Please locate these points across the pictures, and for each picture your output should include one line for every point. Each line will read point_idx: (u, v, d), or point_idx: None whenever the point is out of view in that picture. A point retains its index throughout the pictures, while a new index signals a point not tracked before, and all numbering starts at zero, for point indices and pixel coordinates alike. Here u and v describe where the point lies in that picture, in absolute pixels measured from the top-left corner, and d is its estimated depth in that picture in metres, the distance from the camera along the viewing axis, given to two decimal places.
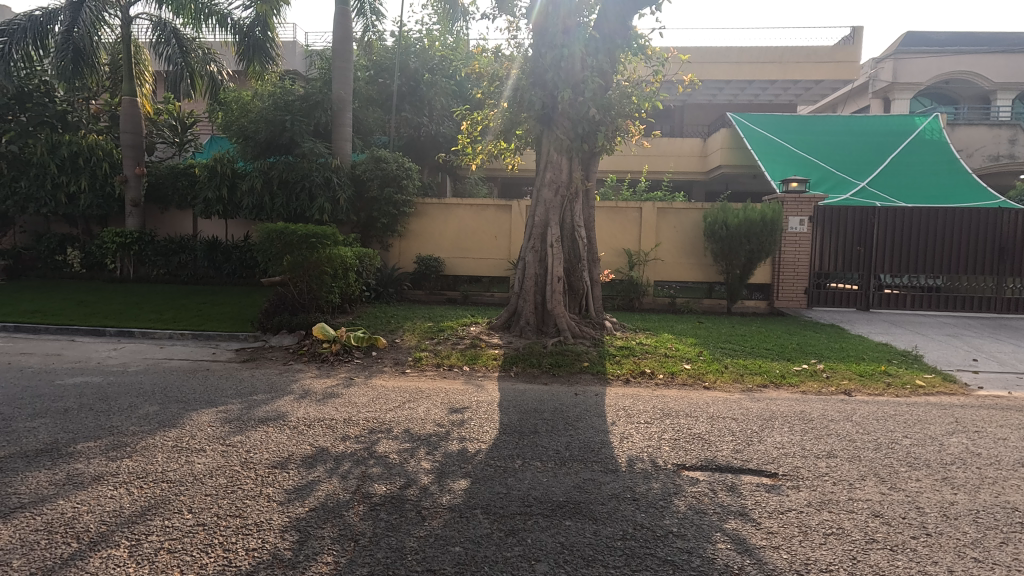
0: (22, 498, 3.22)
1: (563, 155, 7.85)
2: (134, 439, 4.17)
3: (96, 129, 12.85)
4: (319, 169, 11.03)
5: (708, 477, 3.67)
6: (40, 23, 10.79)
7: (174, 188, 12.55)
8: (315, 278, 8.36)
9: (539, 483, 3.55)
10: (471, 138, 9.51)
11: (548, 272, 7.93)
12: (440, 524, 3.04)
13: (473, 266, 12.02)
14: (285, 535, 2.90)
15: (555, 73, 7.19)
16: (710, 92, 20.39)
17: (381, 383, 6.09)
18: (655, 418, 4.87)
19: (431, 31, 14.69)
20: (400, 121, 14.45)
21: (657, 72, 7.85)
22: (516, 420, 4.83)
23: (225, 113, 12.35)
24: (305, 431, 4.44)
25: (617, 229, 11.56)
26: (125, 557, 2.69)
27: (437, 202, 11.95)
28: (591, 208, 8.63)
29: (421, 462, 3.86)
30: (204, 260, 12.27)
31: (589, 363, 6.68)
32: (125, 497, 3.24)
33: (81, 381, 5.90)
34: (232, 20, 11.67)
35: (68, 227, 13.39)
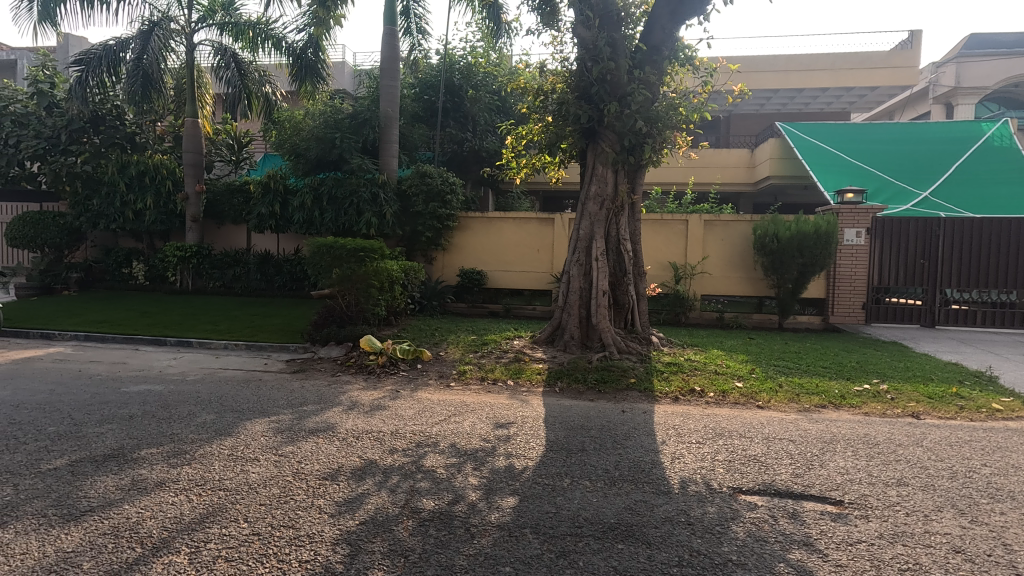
0: (92, 501, 3.36)
1: (609, 168, 7.78)
2: (193, 446, 4.32)
3: (161, 150, 13.66)
4: (366, 185, 11.35)
5: (767, 502, 3.49)
6: (113, 51, 11.52)
7: (230, 204, 13.12)
8: (362, 291, 8.53)
9: (589, 504, 3.46)
10: (514, 152, 9.56)
11: (593, 286, 7.83)
12: (489, 543, 3.00)
13: (515, 279, 12.01)
14: (336, 548, 2.91)
15: (601, 87, 7.22)
16: (758, 101, 19.93)
17: (426, 396, 6.11)
18: (708, 439, 4.69)
19: (475, 48, 14.96)
20: (444, 137, 14.72)
21: (706, 82, 7.78)
22: (563, 437, 4.74)
23: (279, 131, 12.81)
24: (354, 443, 4.49)
25: (662, 242, 11.35)
26: (186, 564, 2.76)
27: (480, 216, 12.05)
28: (637, 221, 8.46)
29: (468, 478, 3.83)
30: (257, 273, 12.73)
31: (636, 380, 6.52)
32: (185, 504, 3.33)
33: (144, 388, 6.17)
34: (286, 42, 12.20)
35: (133, 242, 14.17)
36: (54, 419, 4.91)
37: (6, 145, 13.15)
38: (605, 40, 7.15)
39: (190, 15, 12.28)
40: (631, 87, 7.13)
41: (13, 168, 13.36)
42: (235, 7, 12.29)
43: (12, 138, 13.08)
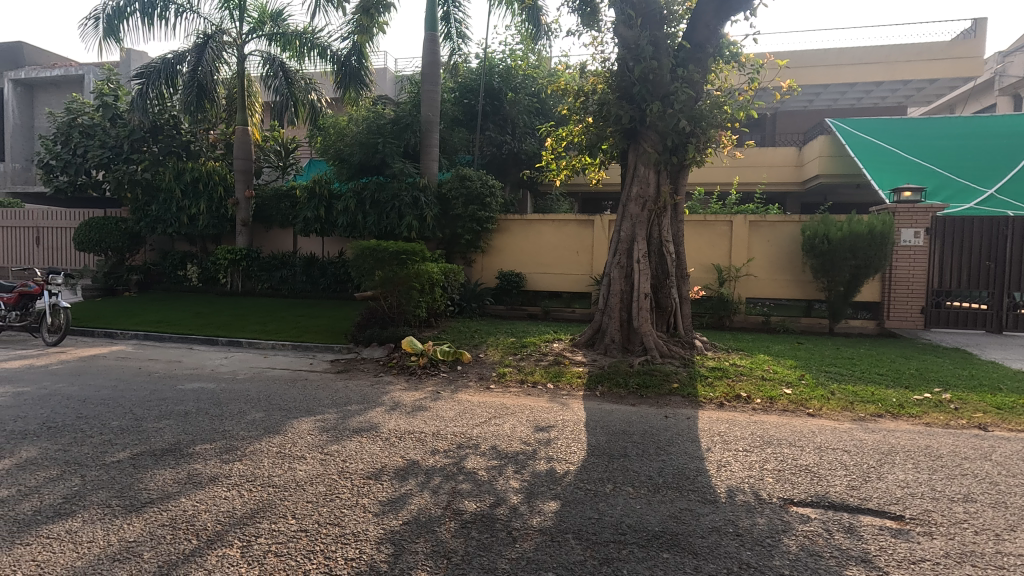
0: (152, 493, 3.52)
1: (651, 169, 7.66)
2: (244, 443, 4.48)
3: (213, 157, 14.43)
4: (408, 189, 11.53)
5: (821, 515, 3.34)
6: (171, 64, 12.10)
7: (277, 208, 13.56)
8: (403, 294, 8.66)
9: (632, 510, 3.39)
10: (554, 154, 9.54)
11: (634, 289, 7.71)
12: (531, 547, 2.98)
13: (554, 282, 11.96)
14: (381, 547, 2.95)
15: (643, 87, 7.11)
16: (806, 97, 19.25)
17: (467, 398, 6.14)
18: (755, 446, 4.55)
19: (514, 51, 15.02)
20: (484, 139, 14.82)
21: (752, 79, 7.56)
22: (604, 442, 4.67)
23: (324, 137, 13.15)
24: (396, 443, 4.55)
25: (706, 244, 11.09)
26: (238, 558, 2.84)
27: (519, 218, 12.06)
28: (680, 222, 8.30)
29: (510, 481, 3.82)
30: (303, 275, 13.11)
31: (679, 385, 6.37)
32: (236, 499, 3.45)
33: (198, 386, 6.44)
34: (331, 51, 12.56)
35: (188, 245, 14.84)
36: (117, 414, 5.17)
37: (74, 154, 14.02)
38: (647, 39, 7.04)
39: (241, 27, 12.76)
40: (674, 86, 7.00)
41: (80, 176, 14.21)
42: (283, 18, 12.73)
43: (80, 149, 13.95)
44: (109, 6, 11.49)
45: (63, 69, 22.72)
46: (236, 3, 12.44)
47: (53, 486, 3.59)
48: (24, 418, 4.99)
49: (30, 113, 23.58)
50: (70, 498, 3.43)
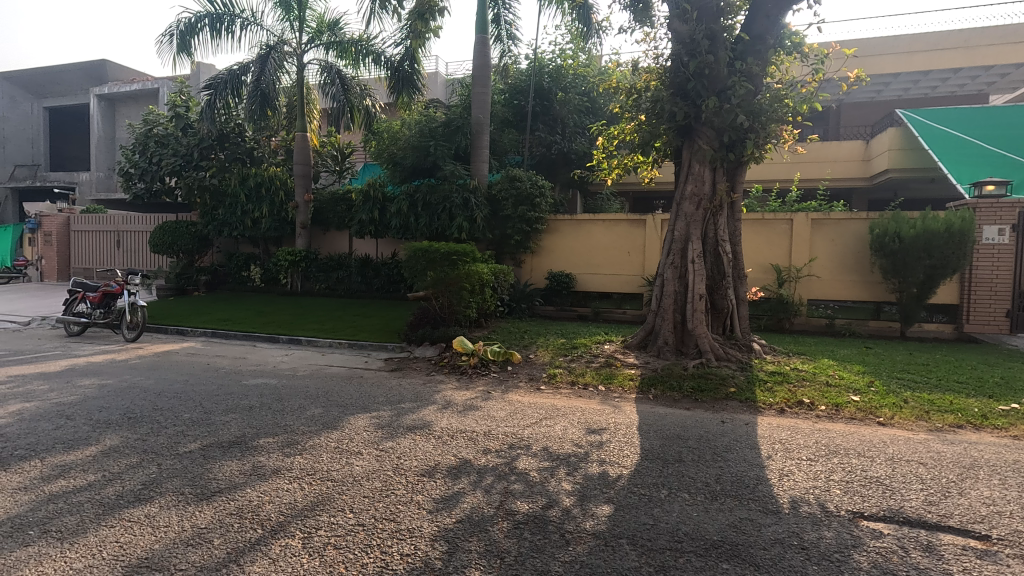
0: (221, 483, 3.71)
1: (706, 166, 7.44)
2: (304, 437, 4.65)
3: (275, 162, 15.03)
4: (459, 191, 11.67)
5: (895, 531, 3.14)
6: (236, 75, 12.73)
7: (334, 212, 14.03)
8: (455, 294, 8.76)
9: (689, 518, 3.30)
10: (605, 153, 9.43)
11: (689, 290, 7.52)
12: (585, 551, 2.94)
13: (605, 282, 11.81)
14: (435, 544, 2.99)
15: (699, 82, 6.93)
16: (875, 88, 18.22)
17: (517, 398, 6.15)
18: (820, 456, 4.32)
19: (564, 51, 14.98)
20: (534, 140, 14.82)
21: (816, 70, 7.20)
22: (659, 446, 4.56)
23: (378, 141, 13.51)
24: (449, 441, 4.61)
25: (764, 243, 10.68)
26: (300, 548, 2.95)
27: (569, 218, 11.99)
28: (737, 221, 8.01)
29: (562, 483, 3.79)
30: (357, 276, 13.50)
31: (737, 390, 6.15)
32: (298, 492, 3.58)
33: (261, 382, 6.74)
34: (385, 57, 12.92)
35: (251, 247, 15.57)
36: (188, 407, 5.48)
37: (150, 163, 14.99)
38: (702, 32, 6.87)
39: (301, 37, 13.28)
40: (731, 80, 6.77)
41: (155, 183, 15.19)
42: (340, 27, 13.17)
43: (155, 157, 14.90)
44: (182, 23, 12.19)
45: (140, 83, 24.33)
46: (296, 14, 12.95)
47: (133, 473, 3.83)
48: (107, 408, 5.37)
49: (111, 125, 25.40)
50: (147, 485, 3.65)
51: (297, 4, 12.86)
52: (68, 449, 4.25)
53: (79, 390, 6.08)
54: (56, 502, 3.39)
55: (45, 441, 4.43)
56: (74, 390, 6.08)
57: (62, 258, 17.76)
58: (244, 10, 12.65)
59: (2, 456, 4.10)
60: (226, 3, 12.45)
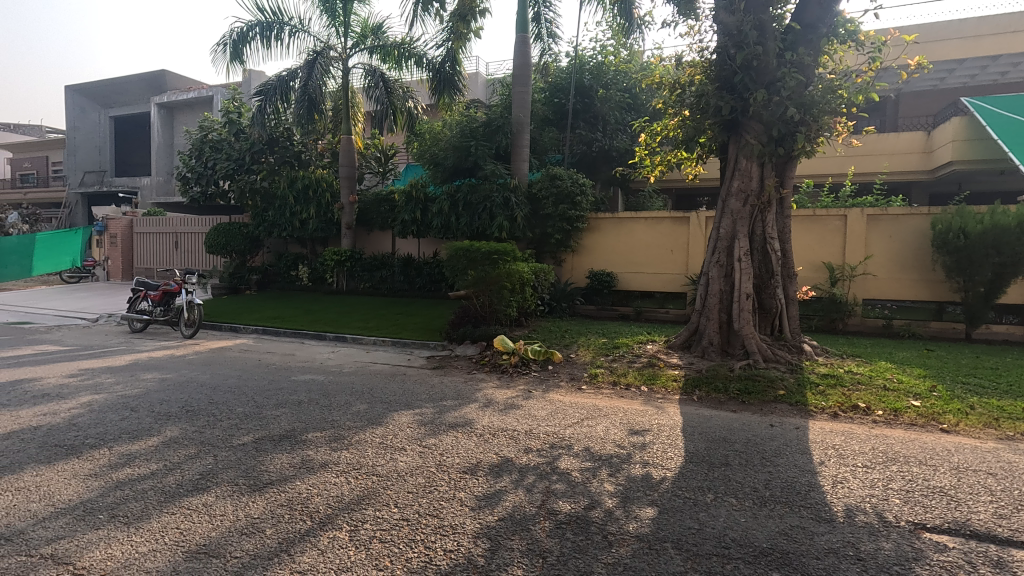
0: (273, 475, 3.85)
1: (754, 161, 7.22)
2: (351, 432, 4.77)
3: (322, 165, 15.47)
4: (499, 190, 11.70)
5: (961, 545, 2.96)
6: (285, 81, 13.16)
7: (377, 212, 14.34)
8: (495, 293, 8.80)
9: (737, 524, 3.20)
10: (647, 149, 9.27)
11: (735, 289, 7.31)
12: (628, 553, 2.90)
13: (647, 281, 11.64)
14: (478, 541, 3.01)
15: (746, 75, 6.73)
16: (937, 76, 17.24)
17: (558, 397, 6.13)
18: (877, 463, 4.13)
19: (606, 47, 14.82)
20: (574, 138, 14.73)
21: (873, 58, 6.85)
22: (704, 449, 4.46)
23: (420, 143, 13.70)
24: (491, 439, 4.64)
25: (816, 241, 10.27)
26: (347, 540, 3.02)
27: (610, 217, 11.87)
28: (787, 217, 7.73)
29: (604, 484, 3.75)
30: (400, 275, 13.74)
31: (786, 393, 5.94)
32: (344, 486, 3.68)
33: (309, 378, 6.96)
34: (427, 59, 13.11)
35: (299, 248, 16.08)
36: (241, 401, 5.71)
37: (205, 167, 15.69)
38: (750, 23, 6.65)
39: (346, 42, 13.62)
40: (781, 71, 6.53)
41: (210, 187, 15.89)
42: (383, 31, 13.44)
43: (210, 162, 15.59)
44: (235, 32, 12.70)
45: (196, 91, 25.48)
46: (342, 20, 13.30)
47: (191, 463, 4.02)
48: (167, 401, 5.66)
49: (170, 131, 26.70)
50: (203, 475, 3.82)
51: (342, 10, 13.19)
52: (132, 439, 4.50)
53: (142, 384, 6.43)
54: (123, 488, 3.59)
55: (113, 431, 4.70)
56: (138, 384, 6.43)
57: (125, 259, 18.83)
58: (292, 17, 13.07)
59: (74, 444, 4.37)
60: (276, 12, 12.89)
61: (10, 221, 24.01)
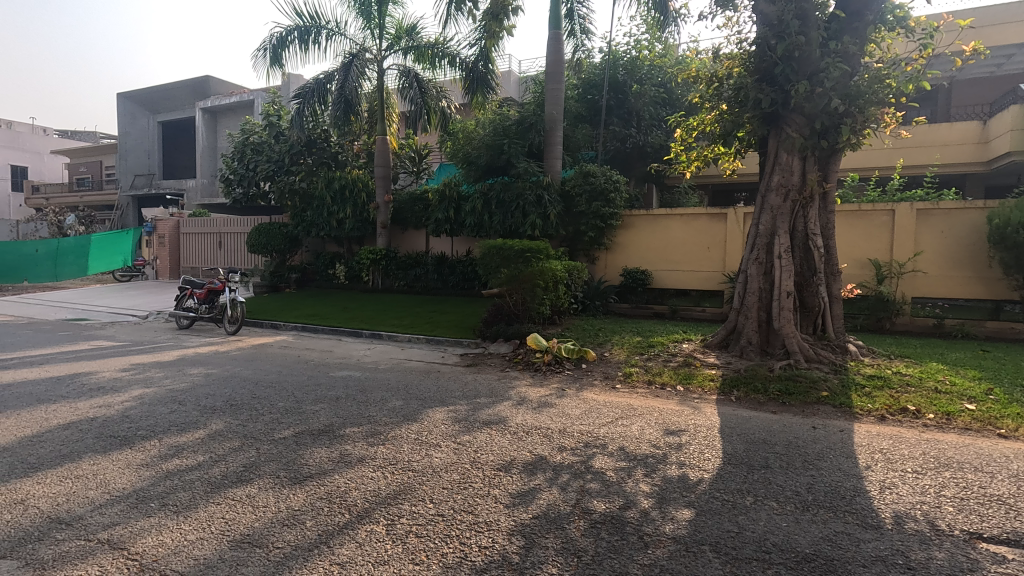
0: (312, 468, 3.96)
1: (795, 155, 7.00)
2: (387, 428, 4.85)
3: (358, 165, 15.76)
4: (532, 188, 11.67)
5: (1021, 557, 2.81)
6: (322, 83, 13.45)
7: (412, 211, 14.53)
8: (528, 291, 8.79)
9: (777, 528, 3.12)
10: (683, 145, 9.11)
11: (775, 287, 7.11)
12: (664, 555, 2.86)
13: (683, 279, 11.44)
14: (513, 539, 3.02)
15: (787, 66, 6.52)
16: (994, 63, 16.34)
17: (592, 396, 6.09)
18: (927, 468, 3.95)
19: (640, 41, 14.61)
20: (608, 134, 14.58)
21: (925, 45, 6.53)
22: (743, 451, 4.36)
23: (454, 142, 13.81)
24: (524, 437, 4.64)
25: (861, 237, 9.89)
26: (384, 534, 3.08)
27: (645, 213, 11.70)
28: (830, 212, 7.47)
29: (640, 484, 3.71)
30: (434, 273, 13.88)
31: (830, 394, 5.74)
32: (381, 480, 3.74)
33: (346, 374, 7.10)
34: (460, 59, 13.19)
35: (336, 247, 16.42)
36: (282, 396, 5.87)
37: (247, 169, 16.20)
38: (791, 12, 6.46)
39: (381, 44, 13.83)
40: (825, 62, 6.30)
41: (251, 188, 16.39)
42: (417, 31, 13.58)
43: (252, 164, 16.08)
44: (274, 37, 13.04)
45: (238, 96, 26.27)
46: (377, 22, 13.49)
47: (235, 455, 4.16)
48: (213, 395, 5.87)
49: (214, 135, 27.63)
50: (247, 467, 3.95)
51: (377, 12, 13.39)
52: (180, 432, 4.68)
53: (189, 378, 6.69)
54: (172, 478, 3.75)
55: (163, 423, 4.91)
56: (185, 378, 6.69)
57: (173, 258, 19.62)
58: (329, 21, 13.34)
59: (127, 435, 4.58)
60: (314, 16, 13.19)
61: (68, 223, 25.33)
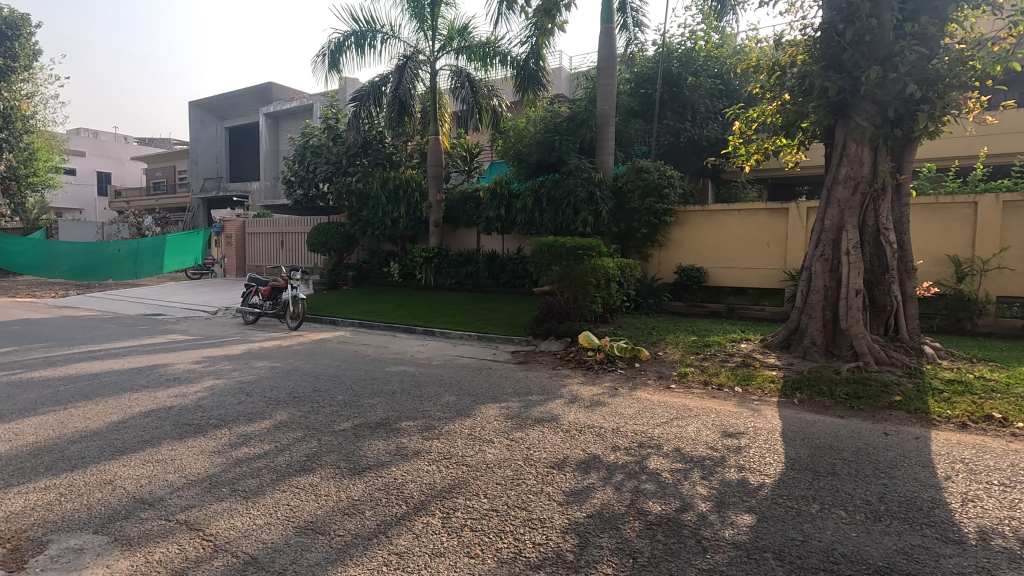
0: (371, 459, 4.08)
1: (865, 145, 6.63)
2: (440, 422, 4.94)
3: (411, 165, 16.12)
4: (583, 185, 11.55)
5: None
6: (377, 86, 13.81)
7: (463, 210, 14.72)
8: (580, 289, 8.71)
9: (846, 538, 2.97)
10: (742, 137, 8.79)
11: (843, 285, 6.75)
12: (724, 561, 2.78)
13: (741, 277, 11.06)
14: (567, 537, 3.01)
15: (857, 51, 6.18)
16: None
17: (646, 396, 5.99)
18: (1014, 481, 3.66)
19: (696, 32, 14.22)
20: (661, 129, 14.27)
21: (1014, 23, 6.02)
22: (807, 456, 4.16)
23: (505, 140, 13.88)
24: (577, 436, 4.61)
25: (939, 232, 9.26)
26: (440, 526, 3.13)
27: (700, 209, 11.39)
28: (905, 205, 7.01)
29: (696, 487, 3.61)
30: (485, 271, 14.01)
31: (903, 399, 5.40)
32: (436, 473, 3.82)
33: (401, 369, 7.28)
34: (512, 57, 13.24)
35: (391, 245, 16.85)
36: (340, 389, 6.09)
37: (307, 171, 16.88)
38: None
39: (433, 45, 14.04)
40: (900, 45, 5.92)
41: (311, 189, 17.06)
42: (468, 31, 13.70)
43: (311, 166, 16.73)
44: (332, 43, 13.49)
45: (298, 101, 27.39)
46: (430, 24, 13.71)
47: (299, 445, 4.35)
48: (278, 387, 6.15)
49: (276, 139, 28.91)
50: (309, 457, 4.12)
51: (430, 14, 13.60)
52: (249, 421, 4.93)
53: (255, 371, 7.05)
54: (242, 465, 3.95)
55: (232, 413, 5.19)
56: (252, 371, 7.05)
57: (240, 256, 20.69)
58: (384, 25, 13.68)
59: (200, 423, 4.87)
60: (369, 20, 13.55)
61: (146, 224, 27.16)
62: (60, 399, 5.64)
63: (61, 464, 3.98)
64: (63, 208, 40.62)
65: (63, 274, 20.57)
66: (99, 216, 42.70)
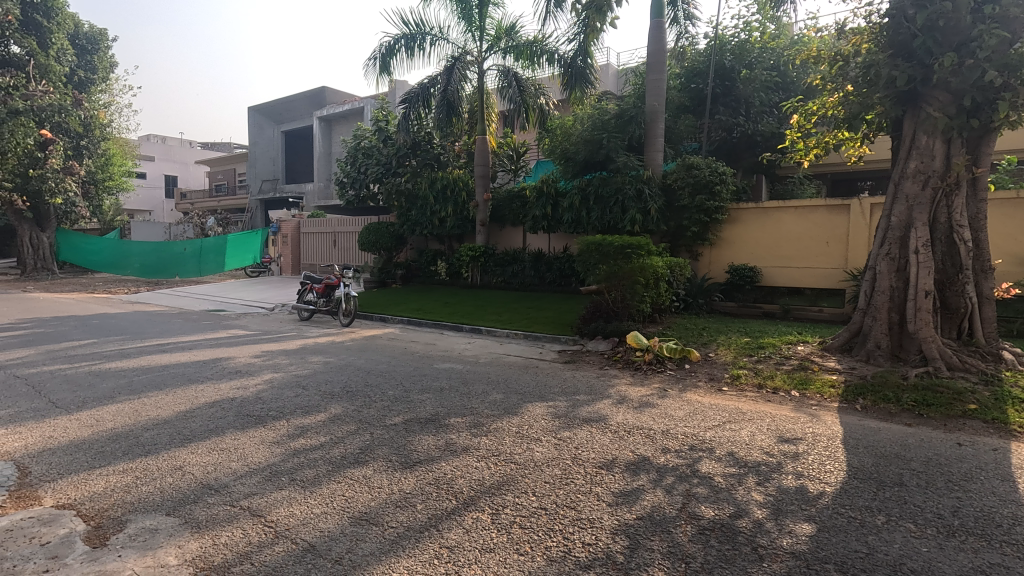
0: (422, 454, 4.16)
1: (937, 137, 6.24)
2: (489, 420, 4.98)
3: (459, 165, 16.32)
4: (632, 182, 11.37)
5: None
6: (426, 87, 14.03)
7: (509, 209, 14.77)
8: (628, 287, 8.59)
9: (915, 552, 2.81)
10: (800, 131, 8.45)
11: (911, 285, 6.38)
12: (782, 570, 2.68)
13: (797, 276, 10.65)
14: (617, 538, 2.98)
15: (929, 38, 5.82)
16: None
17: (696, 398, 5.84)
18: None
19: (750, 24, 13.78)
20: (713, 124, 13.86)
21: None
22: (871, 465, 3.96)
23: (552, 138, 13.85)
24: (626, 437, 4.55)
25: (1020, 229, 8.61)
26: (490, 522, 3.16)
27: (754, 207, 11.03)
28: (981, 201, 6.55)
29: (751, 493, 3.50)
30: (531, 270, 14.01)
31: (979, 408, 5.06)
32: (485, 470, 3.85)
33: (449, 366, 7.38)
34: (559, 55, 13.19)
35: (438, 244, 17.11)
36: (391, 385, 6.23)
37: (359, 172, 17.33)
38: None
39: (481, 45, 14.13)
40: (978, 29, 5.54)
41: (362, 190, 17.52)
42: (516, 31, 13.71)
43: (363, 167, 17.17)
44: (383, 46, 13.79)
45: (351, 104, 28.28)
46: (478, 24, 13.80)
47: (353, 438, 4.48)
48: (331, 382, 6.35)
49: (329, 141, 29.92)
50: (362, 450, 4.24)
51: (478, 15, 13.70)
52: (305, 414, 5.13)
53: (311, 365, 7.32)
54: (299, 456, 4.12)
55: (290, 405, 5.40)
56: (307, 365, 7.32)
57: (295, 255, 21.47)
58: (433, 27, 13.88)
59: (261, 414, 5.10)
60: (419, 23, 13.78)
61: (209, 224, 28.59)
62: (134, 389, 6.01)
63: (136, 450, 4.25)
64: (134, 210, 43.26)
65: (135, 272, 21.91)
66: (166, 216, 45.19)
